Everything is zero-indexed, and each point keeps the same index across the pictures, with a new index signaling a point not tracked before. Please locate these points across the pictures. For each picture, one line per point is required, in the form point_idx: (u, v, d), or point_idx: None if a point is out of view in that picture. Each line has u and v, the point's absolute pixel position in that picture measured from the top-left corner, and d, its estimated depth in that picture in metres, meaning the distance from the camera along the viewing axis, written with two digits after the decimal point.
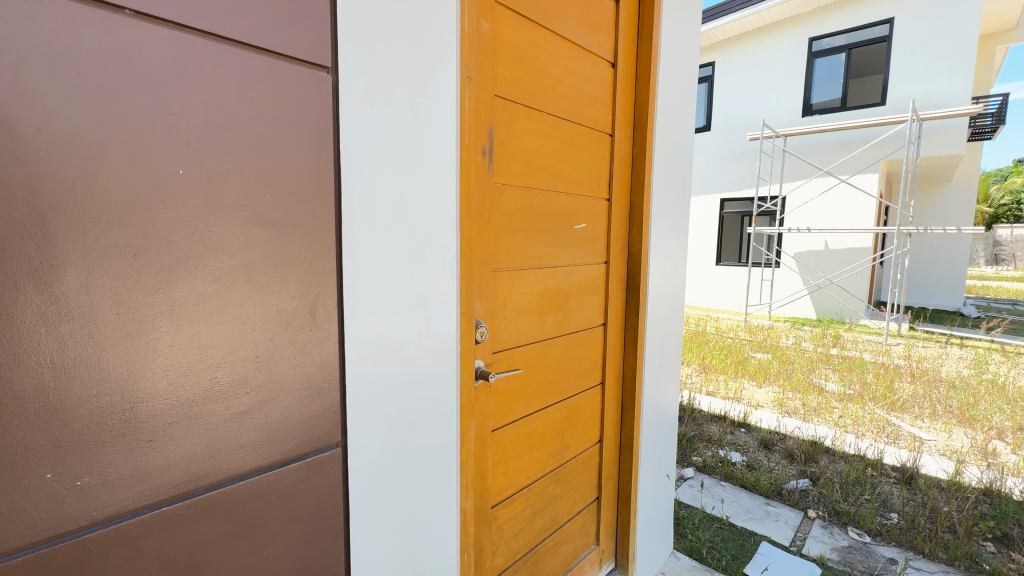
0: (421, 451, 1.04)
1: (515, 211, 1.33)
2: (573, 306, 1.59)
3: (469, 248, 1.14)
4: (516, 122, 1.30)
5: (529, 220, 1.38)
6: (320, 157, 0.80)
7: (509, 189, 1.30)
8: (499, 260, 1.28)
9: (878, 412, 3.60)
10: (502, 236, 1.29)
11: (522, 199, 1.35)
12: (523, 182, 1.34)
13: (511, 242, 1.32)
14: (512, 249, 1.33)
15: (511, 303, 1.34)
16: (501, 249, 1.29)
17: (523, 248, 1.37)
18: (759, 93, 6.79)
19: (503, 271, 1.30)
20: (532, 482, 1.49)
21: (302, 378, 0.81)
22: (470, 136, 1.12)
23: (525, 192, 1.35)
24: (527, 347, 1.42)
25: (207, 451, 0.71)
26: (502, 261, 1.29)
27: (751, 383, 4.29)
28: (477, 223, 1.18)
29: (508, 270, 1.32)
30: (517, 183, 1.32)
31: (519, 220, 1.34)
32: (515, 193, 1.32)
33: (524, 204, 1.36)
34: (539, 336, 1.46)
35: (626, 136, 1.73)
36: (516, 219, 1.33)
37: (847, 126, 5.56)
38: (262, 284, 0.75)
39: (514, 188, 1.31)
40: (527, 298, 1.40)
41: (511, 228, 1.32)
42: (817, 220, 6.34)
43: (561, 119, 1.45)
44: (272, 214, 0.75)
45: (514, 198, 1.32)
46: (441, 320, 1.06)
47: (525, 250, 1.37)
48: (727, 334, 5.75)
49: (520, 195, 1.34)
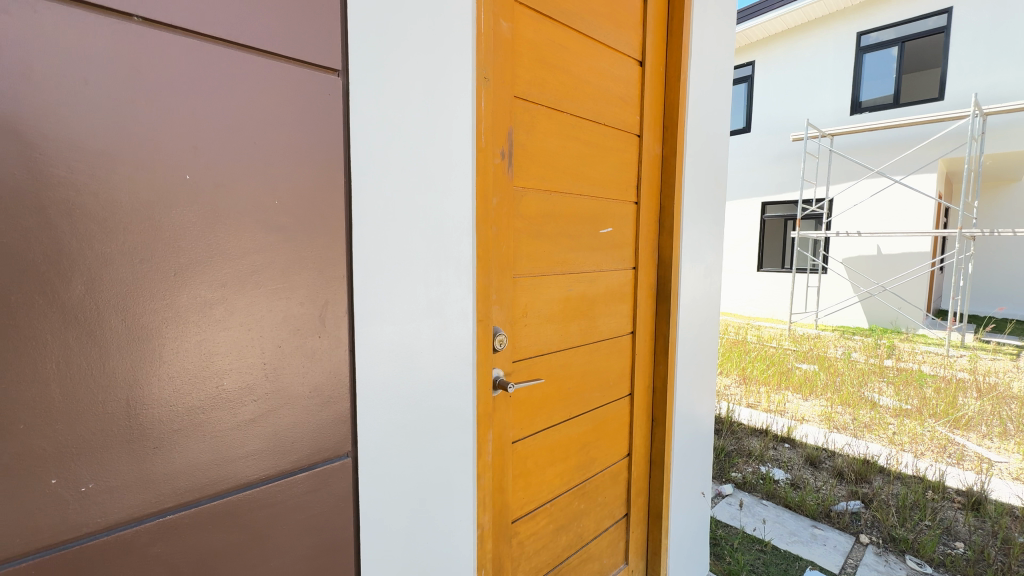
0: (436, 462, 1.00)
1: (538, 217, 1.29)
2: (599, 314, 1.53)
3: (486, 254, 1.10)
4: (538, 124, 1.26)
5: (552, 226, 1.34)
6: (331, 160, 0.79)
7: (529, 195, 1.26)
8: (520, 266, 1.25)
9: (940, 429, 3.32)
10: (523, 243, 1.25)
11: (543, 203, 1.30)
12: (545, 186, 1.30)
13: (531, 246, 1.28)
14: (533, 255, 1.28)
15: (532, 312, 1.30)
16: (520, 256, 1.24)
17: (544, 253, 1.32)
18: (802, 92, 6.50)
19: (524, 279, 1.26)
20: (556, 497, 1.43)
21: (311, 387, 0.80)
22: (487, 138, 1.09)
23: (547, 196, 1.31)
24: (549, 357, 1.37)
25: (213, 459, 0.70)
26: (523, 266, 1.25)
27: (795, 396, 4.06)
28: (496, 229, 1.15)
29: (528, 276, 1.27)
30: (537, 187, 1.28)
31: (541, 225, 1.30)
32: (536, 197, 1.28)
33: (546, 208, 1.31)
34: (564, 346, 1.42)
35: (655, 136, 1.66)
36: (538, 223, 1.29)
37: (900, 124, 5.22)
38: (270, 290, 0.74)
39: (535, 192, 1.27)
40: (549, 307, 1.35)
41: (531, 234, 1.27)
42: (868, 223, 5.97)
43: (586, 121, 1.41)
44: (281, 219, 0.74)
45: (535, 203, 1.28)
46: (458, 326, 1.03)
47: (547, 255, 1.33)
48: (770, 344, 5.48)
49: (542, 200, 1.30)
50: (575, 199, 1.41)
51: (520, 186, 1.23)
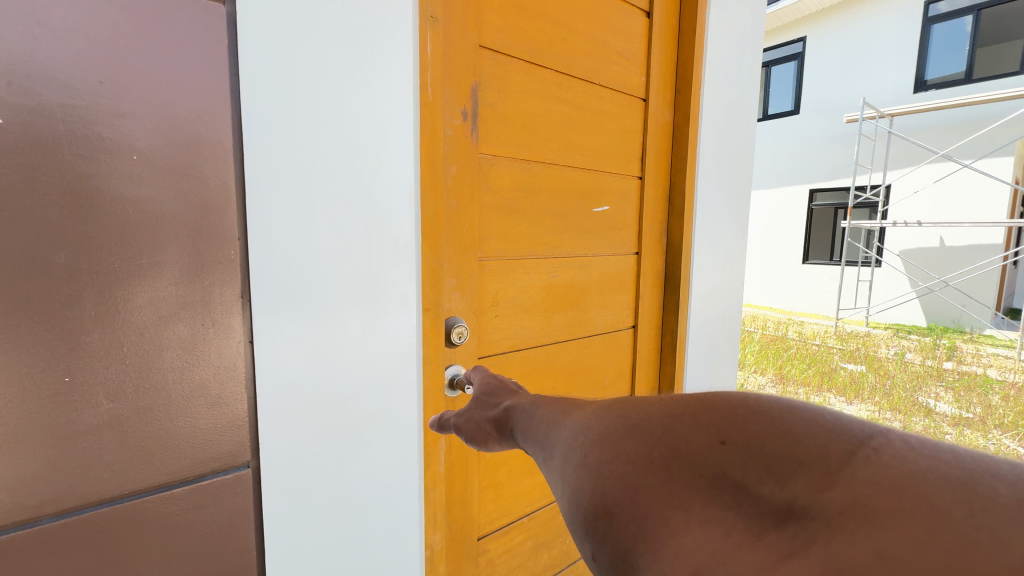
0: (369, 472, 0.86)
1: (511, 190, 1.11)
2: (591, 305, 1.34)
3: (438, 231, 0.94)
4: (512, 81, 1.07)
5: (531, 201, 1.15)
6: (215, 101, 0.62)
7: (500, 164, 1.08)
8: (487, 247, 1.08)
9: (1007, 444, 2.92)
10: (492, 220, 1.08)
11: (519, 174, 1.12)
12: (521, 154, 1.12)
13: (502, 224, 1.10)
14: (505, 235, 1.11)
15: (504, 300, 1.12)
16: (488, 235, 1.07)
17: (520, 232, 1.14)
18: (858, 68, 5.92)
19: (493, 261, 1.09)
20: (535, 510, 1.27)
21: (195, 384, 0.64)
22: (441, 94, 0.92)
23: (524, 166, 1.13)
24: (527, 353, 1.19)
25: (48, 474, 0.55)
26: (491, 246, 1.08)
27: (837, 399, 3.70)
28: (454, 203, 0.98)
29: (498, 259, 1.10)
30: (511, 156, 1.10)
31: (516, 199, 1.12)
32: (508, 167, 1.10)
33: (524, 180, 1.13)
34: (547, 341, 1.24)
35: (665, 101, 1.44)
36: (512, 197, 1.11)
37: (971, 100, 4.65)
38: (129, 262, 0.57)
39: (508, 160, 1.09)
40: (527, 296, 1.17)
41: (503, 209, 1.10)
42: (929, 211, 5.39)
43: (576, 80, 1.21)
44: (140, 172, 0.57)
45: (508, 174, 1.10)
46: (396, 316, 0.87)
47: (523, 235, 1.15)
48: (812, 342, 5.06)
49: (518, 171, 1.12)
50: (562, 171, 1.21)
51: (487, 153, 1.05)
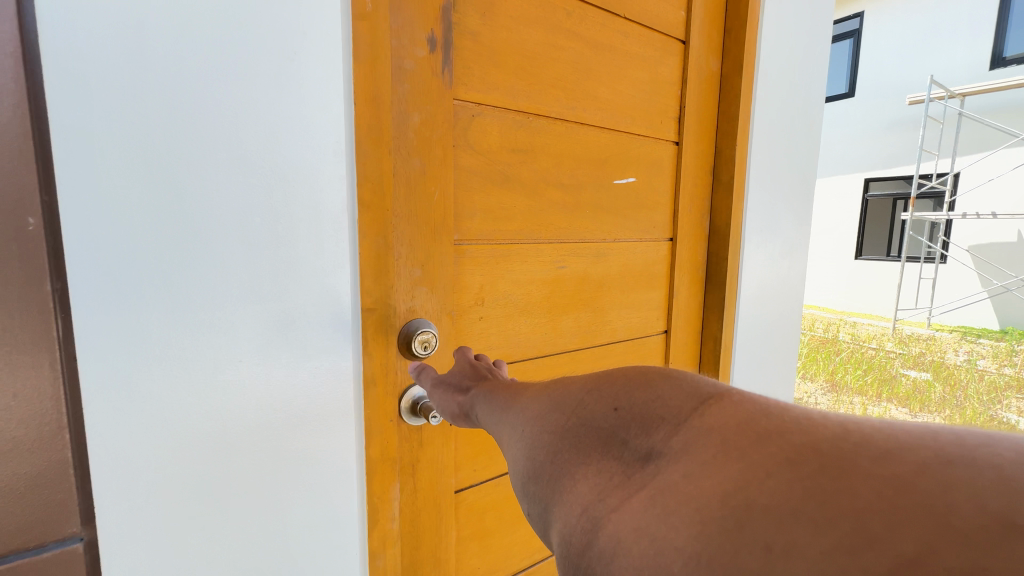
0: (280, 529, 0.64)
1: (503, 151, 0.83)
2: (612, 304, 1.05)
3: (387, 202, 0.69)
4: (502, 2, 0.80)
5: (530, 166, 0.87)
6: None
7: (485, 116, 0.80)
8: (466, 225, 0.80)
9: None
10: (473, 191, 0.80)
11: (513, 129, 0.84)
12: (515, 104, 0.84)
13: (488, 197, 0.82)
14: (493, 210, 0.83)
15: (491, 298, 0.86)
16: (466, 207, 0.80)
17: (515, 207, 0.86)
18: (928, 39, 5.27)
19: (476, 245, 0.82)
20: (539, 565, 0.99)
21: None
22: (390, 9, 0.66)
23: (519, 120, 0.85)
24: (523, 367, 0.92)
25: None
26: (472, 225, 0.81)
27: (900, 412, 3.25)
28: (410, 164, 0.71)
29: (483, 243, 0.83)
30: (500, 104, 0.82)
31: (508, 165, 0.84)
32: (496, 120, 0.82)
33: (520, 139, 0.85)
34: (551, 351, 0.96)
35: (711, 45, 1.12)
36: (504, 161, 0.83)
37: None
38: None
39: (496, 111, 0.81)
40: (524, 293, 0.90)
41: (489, 176, 0.82)
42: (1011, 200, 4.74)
43: (592, 8, 0.92)
44: None
45: (495, 128, 0.82)
46: (318, 318, 0.64)
47: (519, 212, 0.87)
48: (867, 345, 4.55)
49: (511, 125, 0.84)
50: (572, 128, 0.92)
51: (464, 97, 0.77)
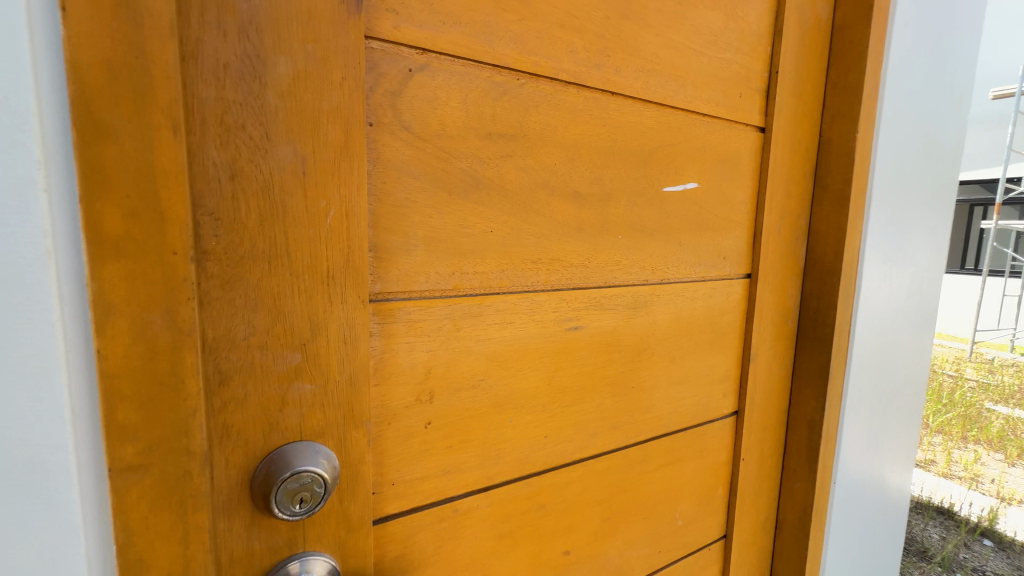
0: None
1: (467, 136, 0.47)
2: (657, 380, 0.67)
3: (201, 230, 0.35)
4: None
5: (518, 163, 0.50)
6: None
7: (431, 73, 0.44)
8: (395, 269, 0.45)
9: None
10: (407, 206, 0.45)
11: (485, 97, 0.48)
12: (492, 54, 0.47)
13: (439, 216, 0.47)
14: (448, 241, 0.47)
15: (448, 391, 0.50)
16: (394, 238, 0.45)
17: (489, 236, 0.50)
18: None
19: (415, 304, 0.46)
20: None
21: None
22: None
23: (498, 82, 0.48)
24: (508, 496, 0.56)
25: None
26: (406, 267, 0.46)
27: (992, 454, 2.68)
28: (263, 157, 0.37)
29: (429, 298, 0.47)
30: (463, 53, 0.46)
31: (478, 161, 0.48)
32: (455, 80, 0.46)
33: (502, 116, 0.49)
34: (555, 465, 0.59)
35: None
36: (468, 154, 0.47)
37: None
38: None
39: (454, 63, 0.45)
40: (507, 377, 0.54)
41: (440, 181, 0.46)
42: None
43: None
44: None
45: (452, 95, 0.46)
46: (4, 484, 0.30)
47: (498, 243, 0.50)
48: (943, 368, 3.94)
49: (485, 91, 0.47)
50: (596, 99, 0.55)
51: (388, 34, 0.42)
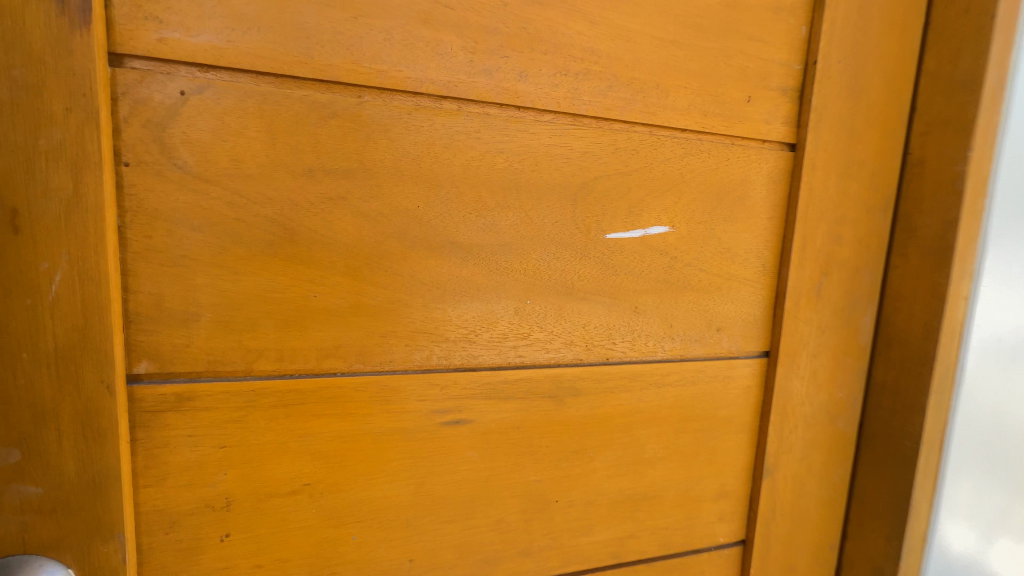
0: None
1: (272, 174, 0.36)
2: (601, 492, 0.49)
3: None
4: None
5: (354, 206, 0.38)
6: None
7: (213, 95, 0.34)
8: (167, 344, 0.35)
9: None
10: (182, 266, 0.35)
11: (299, 123, 0.36)
12: (310, 66, 0.36)
13: (234, 279, 0.36)
14: (247, 308, 0.37)
15: (254, 498, 0.39)
16: (164, 307, 0.35)
17: (310, 302, 0.38)
18: None
19: (197, 388, 0.36)
20: None
21: None
22: None
23: (320, 102, 0.36)
24: None
25: None
26: (183, 343, 0.36)
27: None
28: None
29: (220, 381, 0.37)
30: (267, 68, 0.35)
31: (290, 205, 0.37)
32: (250, 102, 0.35)
33: (331, 148, 0.37)
34: None
35: None
36: (275, 197, 0.36)
37: None
38: None
39: (248, 82, 0.35)
40: (347, 483, 0.41)
41: (235, 234, 0.36)
42: None
43: None
44: None
45: (248, 123, 0.35)
46: None
47: (327, 310, 0.38)
48: None
49: (306, 117, 0.36)
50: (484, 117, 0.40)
51: (151, 51, 0.33)
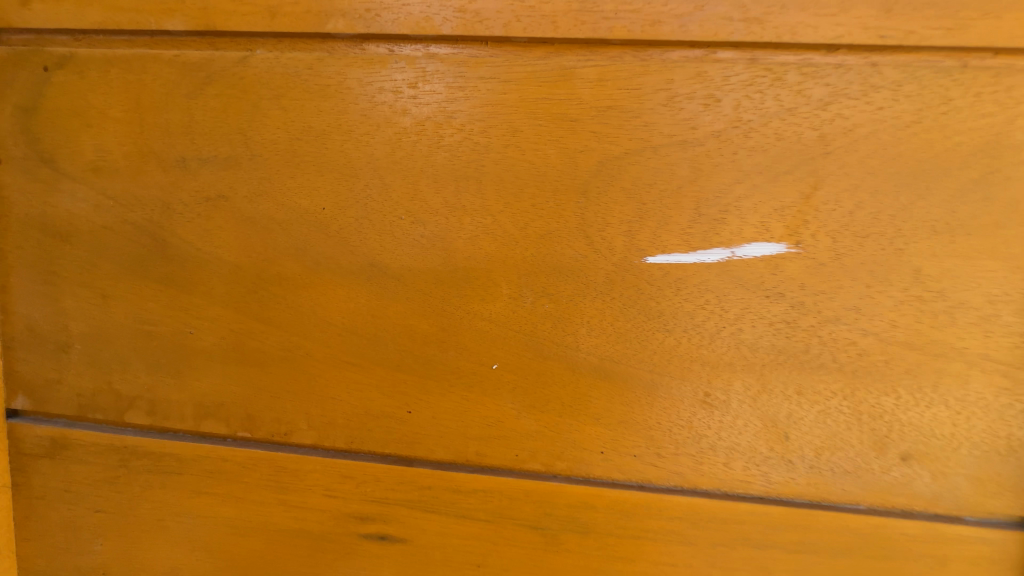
0: None
1: (141, 168, 0.27)
2: None
3: None
4: None
5: (236, 209, 0.26)
6: None
7: (74, 69, 0.26)
8: (41, 379, 0.29)
9: None
10: (51, 286, 0.28)
11: (169, 95, 0.26)
12: (179, 13, 0.25)
13: (104, 304, 0.28)
14: (117, 342, 0.28)
15: None
16: (37, 334, 0.29)
17: (187, 340, 0.28)
18: None
19: (71, 436, 0.29)
20: None
21: None
22: None
23: (191, 64, 0.26)
24: None
25: None
26: (54, 377, 0.29)
27: None
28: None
29: (94, 430, 0.29)
30: (132, 23, 0.26)
31: (161, 207, 0.27)
32: (114, 73, 0.26)
33: (207, 126, 0.26)
34: None
35: None
36: (144, 197, 0.27)
37: None
38: None
39: (111, 48, 0.26)
40: None
41: (103, 246, 0.28)
42: None
43: None
44: None
45: (113, 99, 0.26)
46: None
47: (208, 353, 0.28)
48: None
49: (178, 87, 0.26)
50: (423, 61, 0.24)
51: (15, 20, 0.26)
